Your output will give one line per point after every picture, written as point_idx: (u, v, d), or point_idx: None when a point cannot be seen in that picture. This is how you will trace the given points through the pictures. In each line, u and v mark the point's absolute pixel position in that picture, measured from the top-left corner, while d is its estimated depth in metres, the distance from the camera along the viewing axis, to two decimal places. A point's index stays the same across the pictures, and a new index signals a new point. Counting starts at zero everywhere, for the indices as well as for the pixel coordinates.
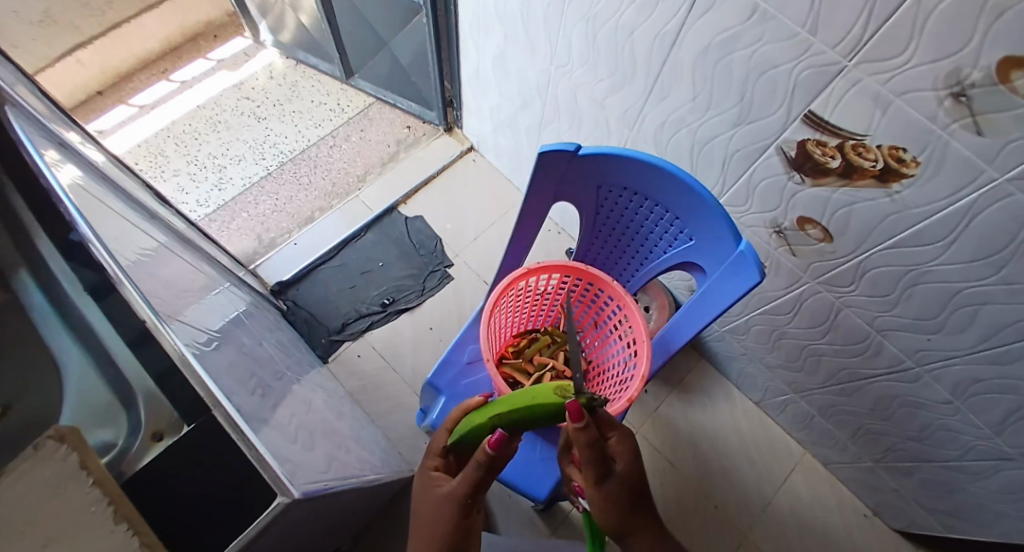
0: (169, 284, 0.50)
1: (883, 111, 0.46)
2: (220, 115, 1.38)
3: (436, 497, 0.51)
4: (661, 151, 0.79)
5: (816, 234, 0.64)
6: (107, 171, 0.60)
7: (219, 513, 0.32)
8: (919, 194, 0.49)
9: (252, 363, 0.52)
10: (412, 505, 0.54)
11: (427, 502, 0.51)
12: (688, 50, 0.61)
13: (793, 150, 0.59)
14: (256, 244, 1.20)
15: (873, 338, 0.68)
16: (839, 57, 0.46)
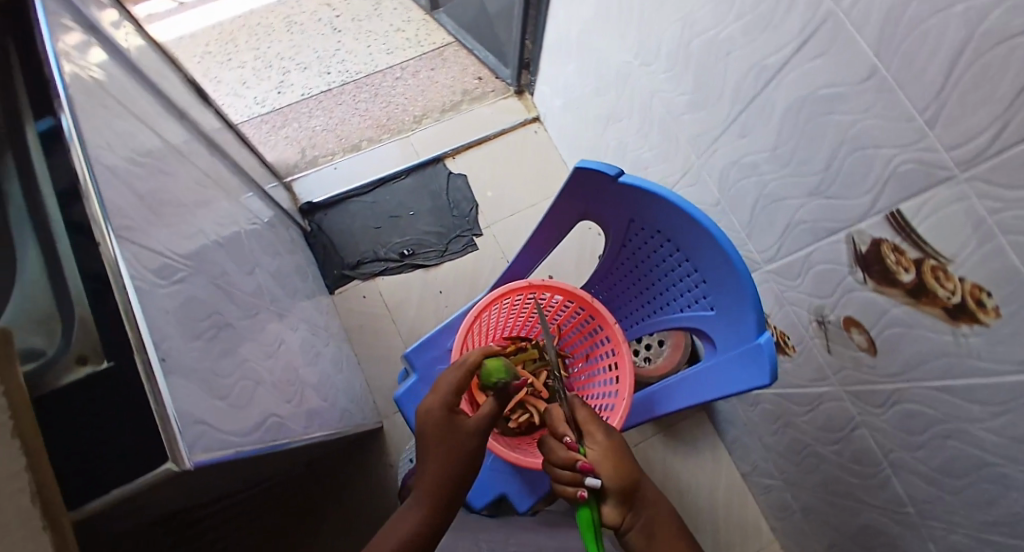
0: (162, 198, 0.49)
1: (979, 242, 0.37)
2: (300, 16, 1.36)
3: (453, 455, 0.52)
4: (722, 191, 0.71)
5: (860, 341, 0.56)
6: (140, 63, 0.60)
7: (105, 458, 0.31)
8: (989, 350, 0.40)
9: (222, 299, 0.51)
10: (425, 453, 0.52)
11: (435, 460, 0.51)
12: (784, 93, 0.52)
13: (865, 244, 0.50)
14: (298, 159, 1.20)
15: (883, 469, 0.61)
16: (953, 164, 0.37)
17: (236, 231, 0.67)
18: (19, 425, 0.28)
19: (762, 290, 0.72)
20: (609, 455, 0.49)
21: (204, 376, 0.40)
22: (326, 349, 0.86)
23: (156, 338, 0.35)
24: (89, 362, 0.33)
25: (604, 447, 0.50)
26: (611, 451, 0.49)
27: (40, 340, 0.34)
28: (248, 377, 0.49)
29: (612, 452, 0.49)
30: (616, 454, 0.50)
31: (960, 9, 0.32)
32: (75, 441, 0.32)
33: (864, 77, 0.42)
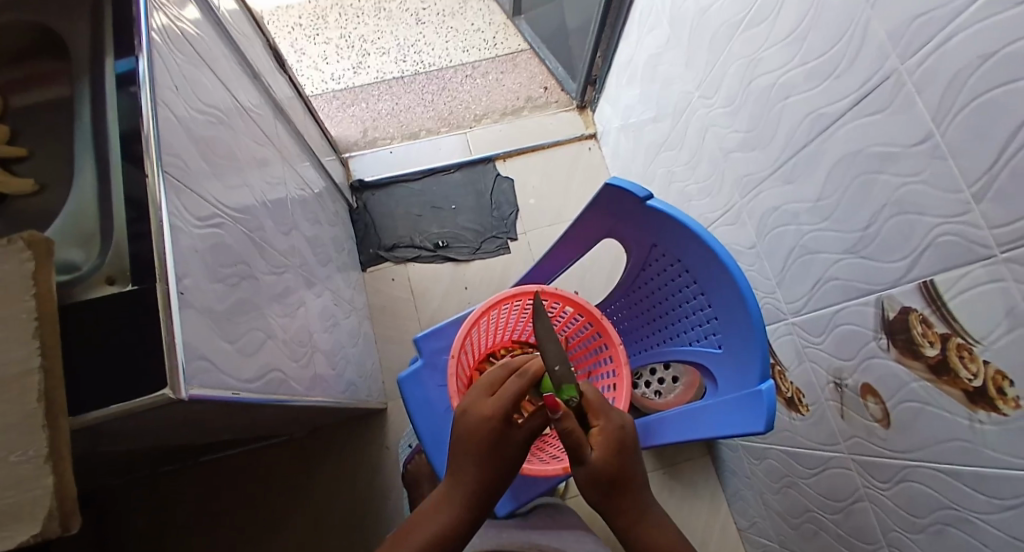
0: (217, 147, 0.53)
1: (1010, 329, 0.35)
2: (388, 5, 1.43)
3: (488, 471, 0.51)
4: (761, 234, 0.69)
5: (875, 410, 0.54)
6: (227, 23, 0.66)
7: (112, 369, 0.34)
8: (1005, 440, 0.39)
9: (253, 250, 0.55)
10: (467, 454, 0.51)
11: (471, 474, 0.50)
12: (837, 144, 0.50)
13: (893, 311, 0.47)
14: (359, 137, 1.26)
15: (881, 547, 0.60)
16: (992, 243, 0.35)
17: (282, 193, 0.71)
18: (43, 326, 0.32)
19: (784, 342, 0.69)
20: (610, 442, 0.48)
21: (219, 316, 0.43)
22: (346, 320, 0.90)
23: (180, 272, 0.38)
24: (116, 282, 0.36)
25: (609, 434, 0.48)
26: (612, 437, 0.48)
27: (81, 255, 0.38)
28: (261, 328, 0.52)
29: (612, 441, 0.48)
30: (616, 443, 0.48)
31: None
32: (87, 350, 0.34)
33: (918, 141, 0.40)
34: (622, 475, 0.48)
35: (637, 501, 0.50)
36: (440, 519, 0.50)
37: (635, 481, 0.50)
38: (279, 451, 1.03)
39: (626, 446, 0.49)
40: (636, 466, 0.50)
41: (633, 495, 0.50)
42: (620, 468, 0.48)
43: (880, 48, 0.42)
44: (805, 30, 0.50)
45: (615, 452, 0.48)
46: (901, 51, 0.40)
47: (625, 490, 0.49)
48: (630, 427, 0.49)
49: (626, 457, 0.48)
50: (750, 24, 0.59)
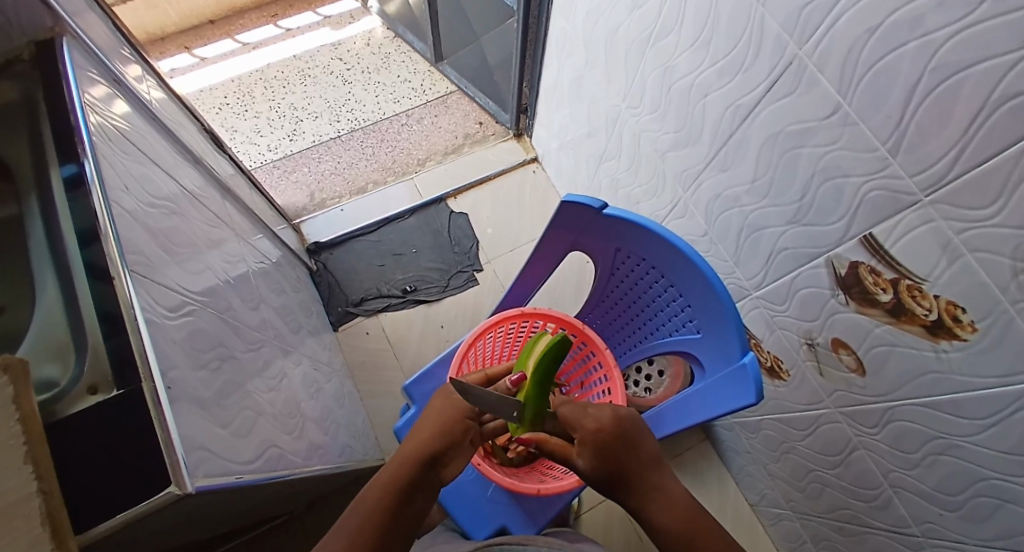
0: (174, 238, 0.52)
1: (949, 262, 0.40)
2: (312, 70, 1.45)
3: (437, 418, 0.57)
4: (708, 221, 0.74)
5: (849, 361, 0.58)
6: (157, 111, 0.65)
7: (120, 474, 0.33)
8: (968, 362, 0.43)
9: (227, 331, 0.54)
10: (433, 423, 0.57)
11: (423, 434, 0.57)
12: (760, 128, 0.55)
13: (844, 268, 0.52)
14: (307, 201, 1.26)
15: (885, 491, 0.63)
16: (915, 188, 0.40)
17: (243, 269, 0.70)
18: (33, 451, 0.31)
19: (753, 317, 0.73)
20: (592, 447, 0.53)
21: (208, 402, 0.42)
22: (328, 383, 0.88)
23: (164, 367, 0.37)
24: (100, 391, 0.36)
25: (591, 437, 0.53)
26: (591, 444, 0.53)
27: (57, 370, 0.38)
28: (250, 408, 0.51)
29: (593, 448, 0.53)
30: (596, 448, 0.53)
31: (912, 47, 0.35)
32: (87, 462, 0.34)
33: (830, 113, 0.46)
34: (617, 471, 0.53)
35: (648, 488, 0.53)
36: (385, 472, 0.54)
37: (636, 473, 0.53)
38: (281, 534, 0.97)
39: (609, 447, 0.53)
40: (631, 465, 0.53)
41: (634, 481, 0.53)
42: (605, 468, 0.53)
43: (778, 39, 0.47)
44: (708, 36, 0.56)
45: (599, 455, 0.53)
46: (798, 37, 0.45)
47: (627, 481, 0.54)
48: (613, 429, 0.53)
49: (617, 454, 0.53)
50: (658, 38, 0.65)
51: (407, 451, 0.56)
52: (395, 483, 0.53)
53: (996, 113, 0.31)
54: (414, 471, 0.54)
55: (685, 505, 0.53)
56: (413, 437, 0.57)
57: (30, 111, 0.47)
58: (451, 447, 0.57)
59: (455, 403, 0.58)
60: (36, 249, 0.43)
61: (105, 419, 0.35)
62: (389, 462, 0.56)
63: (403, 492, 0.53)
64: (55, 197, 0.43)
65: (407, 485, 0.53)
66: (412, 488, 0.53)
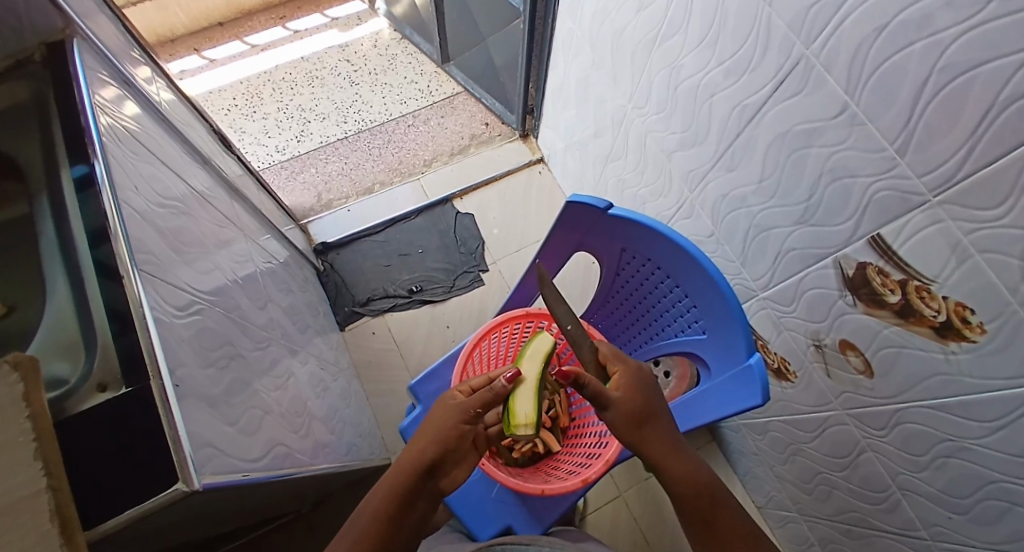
0: (183, 237, 0.53)
1: (958, 262, 0.39)
2: (320, 71, 1.46)
3: (435, 430, 0.56)
4: (715, 221, 0.74)
5: (857, 363, 0.58)
6: (167, 113, 0.66)
7: (128, 470, 0.34)
8: (977, 364, 0.43)
9: (235, 330, 0.55)
10: (430, 438, 0.55)
11: (418, 449, 0.55)
12: (767, 128, 0.55)
13: (851, 268, 0.52)
14: (315, 201, 1.27)
15: (893, 494, 0.63)
16: (924, 188, 0.40)
17: (251, 268, 0.71)
18: (43, 447, 0.31)
19: (759, 318, 0.73)
20: (632, 380, 0.54)
21: (215, 400, 0.43)
22: (335, 383, 0.88)
23: (172, 365, 0.38)
24: (108, 388, 0.37)
25: (630, 372, 0.55)
26: (632, 379, 0.54)
27: (67, 368, 0.39)
28: (257, 406, 0.51)
29: (634, 381, 0.54)
30: (635, 383, 0.54)
31: (919, 46, 0.35)
32: (98, 458, 0.34)
33: (837, 112, 0.45)
34: (648, 412, 0.53)
35: (672, 439, 0.54)
36: (382, 483, 0.54)
37: (662, 422, 0.54)
38: (288, 533, 0.98)
39: (644, 387, 0.55)
40: (659, 409, 0.54)
41: (662, 433, 0.53)
42: (644, 403, 0.53)
43: (784, 39, 0.47)
44: (714, 36, 0.56)
45: (638, 389, 0.54)
46: (805, 37, 0.45)
47: (655, 428, 0.53)
48: (645, 374, 0.56)
49: (649, 394, 0.54)
50: (664, 39, 0.65)
51: (404, 461, 0.55)
52: (392, 497, 0.53)
53: (1004, 113, 0.31)
54: (412, 483, 0.54)
55: (698, 462, 0.54)
56: (412, 445, 0.56)
57: (42, 113, 0.48)
58: (448, 457, 0.56)
59: (453, 412, 0.56)
60: (48, 249, 0.44)
61: (114, 416, 0.35)
62: (388, 470, 0.56)
63: (398, 506, 0.53)
64: (66, 197, 0.44)
65: (406, 496, 0.54)
66: (411, 499, 0.54)
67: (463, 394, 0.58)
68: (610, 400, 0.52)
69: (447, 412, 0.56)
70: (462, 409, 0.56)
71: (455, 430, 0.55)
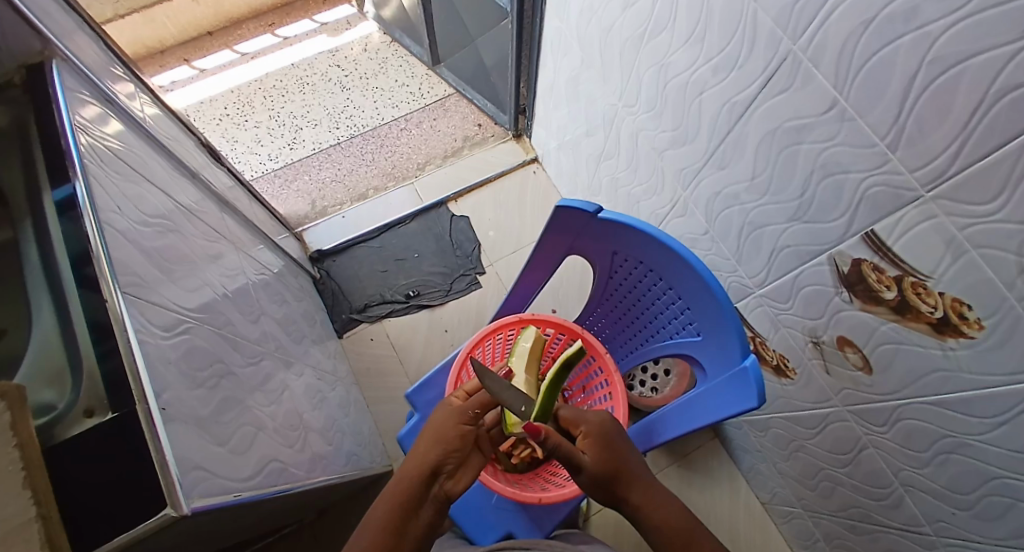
0: (170, 255, 0.52)
1: (954, 258, 0.39)
2: (310, 77, 1.46)
3: (438, 430, 0.57)
4: (709, 219, 0.73)
5: (855, 360, 0.57)
6: (152, 129, 0.66)
7: (118, 496, 0.33)
8: (976, 361, 0.42)
9: (226, 347, 0.54)
10: (435, 438, 0.56)
11: (423, 449, 0.56)
12: (757, 124, 0.54)
13: (846, 266, 0.51)
14: (309, 209, 1.27)
15: (895, 490, 0.62)
16: (916, 184, 0.39)
17: (243, 281, 0.70)
18: (31, 476, 0.31)
19: (756, 315, 0.72)
20: (598, 440, 0.54)
21: (205, 421, 0.42)
22: (332, 392, 0.88)
23: (158, 389, 0.37)
24: (96, 413, 0.36)
25: (596, 430, 0.55)
26: (598, 435, 0.55)
27: (55, 394, 0.38)
28: (250, 423, 0.51)
29: (599, 441, 0.54)
30: (601, 441, 0.55)
31: (909, 39, 0.34)
32: (87, 486, 0.34)
33: (826, 108, 0.44)
34: (618, 467, 0.54)
35: (647, 487, 0.55)
36: (394, 485, 0.55)
37: (634, 472, 0.55)
38: (292, 542, 0.98)
39: (610, 440, 0.56)
40: (631, 461, 0.55)
41: (636, 485, 0.55)
42: (614, 460, 0.54)
43: (771, 35, 0.46)
44: (701, 33, 0.55)
45: (604, 447, 0.54)
46: (792, 33, 0.44)
47: (628, 481, 0.54)
48: (611, 423, 0.57)
49: (617, 448, 0.55)
50: (651, 36, 0.64)
51: (408, 467, 0.56)
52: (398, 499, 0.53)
53: (996, 106, 0.30)
54: (417, 486, 0.54)
55: (678, 504, 0.55)
56: (418, 445, 0.57)
57: (22, 135, 0.47)
58: (452, 459, 0.56)
59: (453, 414, 0.58)
60: (32, 272, 0.43)
61: (102, 442, 0.35)
62: (394, 477, 0.56)
63: (404, 508, 0.53)
64: (48, 219, 0.43)
65: (412, 500, 0.53)
66: (417, 503, 0.54)
67: (460, 398, 0.59)
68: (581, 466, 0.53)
69: (446, 411, 0.58)
70: (459, 407, 0.58)
71: (455, 430, 0.56)
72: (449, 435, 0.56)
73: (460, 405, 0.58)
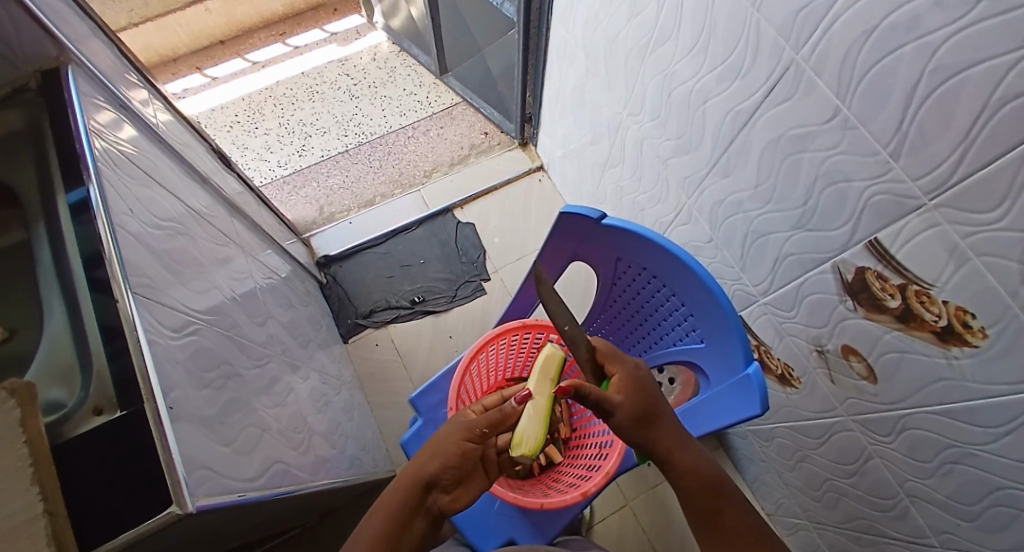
0: (180, 258, 0.53)
1: (957, 266, 0.39)
2: (320, 86, 1.48)
3: (439, 444, 0.56)
4: (712, 227, 0.73)
5: (860, 368, 0.57)
6: (164, 134, 0.67)
7: (125, 493, 0.34)
8: (980, 370, 0.42)
9: (233, 348, 0.55)
10: (436, 452, 0.55)
11: (423, 462, 0.56)
12: (761, 132, 0.55)
13: (850, 273, 0.51)
14: (316, 215, 1.28)
15: (901, 501, 0.62)
16: (919, 192, 0.39)
17: (250, 285, 0.71)
18: (39, 472, 0.32)
19: (760, 323, 0.72)
20: (631, 381, 0.53)
21: (210, 421, 0.43)
22: (337, 396, 0.88)
23: (166, 388, 0.38)
24: (105, 411, 0.37)
25: (629, 372, 0.54)
26: (632, 379, 0.54)
27: (64, 392, 0.39)
28: (255, 424, 0.52)
29: (634, 382, 0.54)
30: (636, 383, 0.54)
31: (910, 48, 0.34)
32: (95, 483, 0.34)
33: (829, 117, 0.45)
34: (651, 410, 0.53)
35: (677, 435, 0.53)
36: (391, 490, 0.56)
37: (667, 421, 0.54)
38: (294, 546, 0.98)
39: (646, 386, 0.54)
40: (663, 407, 0.54)
41: (668, 428, 0.53)
42: (648, 404, 0.52)
43: (774, 45, 0.47)
44: (705, 43, 0.56)
45: (637, 389, 0.53)
46: (795, 42, 0.44)
47: (660, 426, 0.53)
48: (644, 370, 0.56)
49: (651, 392, 0.54)
50: (655, 46, 0.65)
51: (405, 476, 0.56)
52: (394, 508, 0.54)
53: (998, 114, 0.30)
54: (411, 498, 0.55)
55: (706, 458, 0.54)
56: (420, 455, 0.57)
57: (38, 140, 0.48)
58: (448, 474, 0.55)
59: (459, 429, 0.55)
60: (45, 273, 0.44)
61: (111, 439, 0.35)
62: (394, 482, 0.57)
63: (398, 518, 0.54)
64: (62, 221, 0.44)
65: (404, 512, 0.54)
66: (409, 516, 0.55)
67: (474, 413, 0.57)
68: (613, 402, 0.52)
69: (451, 429, 0.56)
70: (466, 427, 0.55)
71: (454, 447, 0.55)
72: (447, 454, 0.55)
73: (467, 423, 0.55)
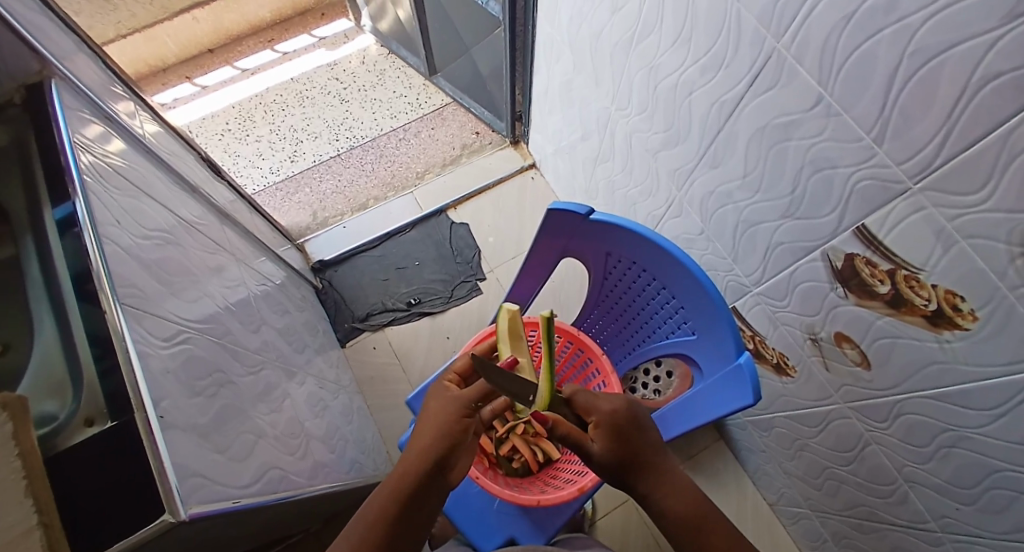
0: (170, 268, 0.53)
1: (945, 249, 0.39)
2: (310, 91, 1.48)
3: (437, 424, 0.56)
4: (704, 219, 0.73)
5: (854, 355, 0.57)
6: (152, 144, 0.67)
7: (118, 503, 0.34)
8: (972, 352, 0.42)
9: (226, 356, 0.55)
10: (434, 431, 0.56)
11: (423, 441, 0.56)
12: (746, 121, 0.54)
13: (840, 260, 0.51)
14: (310, 220, 1.28)
15: (900, 486, 0.62)
16: (904, 176, 0.39)
17: (244, 293, 0.71)
18: (32, 485, 0.31)
19: (755, 313, 0.72)
20: (608, 429, 0.53)
21: (204, 429, 0.43)
22: (334, 400, 0.88)
23: (157, 397, 0.38)
24: (96, 422, 0.37)
25: (606, 418, 0.54)
26: (609, 424, 0.54)
27: (56, 405, 0.39)
28: (250, 431, 0.52)
29: (611, 431, 0.54)
30: (613, 429, 0.54)
31: (888, 32, 0.34)
32: (88, 496, 0.34)
33: (813, 104, 0.45)
34: (629, 455, 0.54)
35: (659, 473, 0.54)
36: (393, 475, 0.55)
37: (651, 458, 0.54)
38: None
39: (626, 428, 0.54)
40: (646, 446, 0.54)
41: (650, 467, 0.54)
42: (624, 450, 0.53)
43: (755, 34, 0.47)
44: (687, 34, 0.56)
45: (614, 436, 0.54)
46: (776, 30, 0.44)
47: (642, 467, 0.54)
48: (627, 409, 0.55)
49: (629, 436, 0.54)
50: (640, 39, 0.65)
51: (410, 455, 0.56)
52: (400, 490, 0.54)
53: (979, 95, 0.30)
54: (416, 477, 0.54)
55: (691, 491, 0.54)
56: (419, 436, 0.57)
57: (22, 153, 0.48)
58: (452, 452, 0.56)
59: (454, 406, 0.57)
60: (34, 287, 0.44)
61: (103, 450, 0.35)
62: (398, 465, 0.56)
63: (404, 499, 0.53)
64: (50, 235, 0.44)
65: (411, 489, 0.53)
66: (416, 492, 0.54)
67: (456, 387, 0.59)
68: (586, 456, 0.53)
69: (440, 404, 0.58)
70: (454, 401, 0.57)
71: (452, 424, 0.56)
72: (443, 429, 0.56)
73: (461, 399, 0.57)
